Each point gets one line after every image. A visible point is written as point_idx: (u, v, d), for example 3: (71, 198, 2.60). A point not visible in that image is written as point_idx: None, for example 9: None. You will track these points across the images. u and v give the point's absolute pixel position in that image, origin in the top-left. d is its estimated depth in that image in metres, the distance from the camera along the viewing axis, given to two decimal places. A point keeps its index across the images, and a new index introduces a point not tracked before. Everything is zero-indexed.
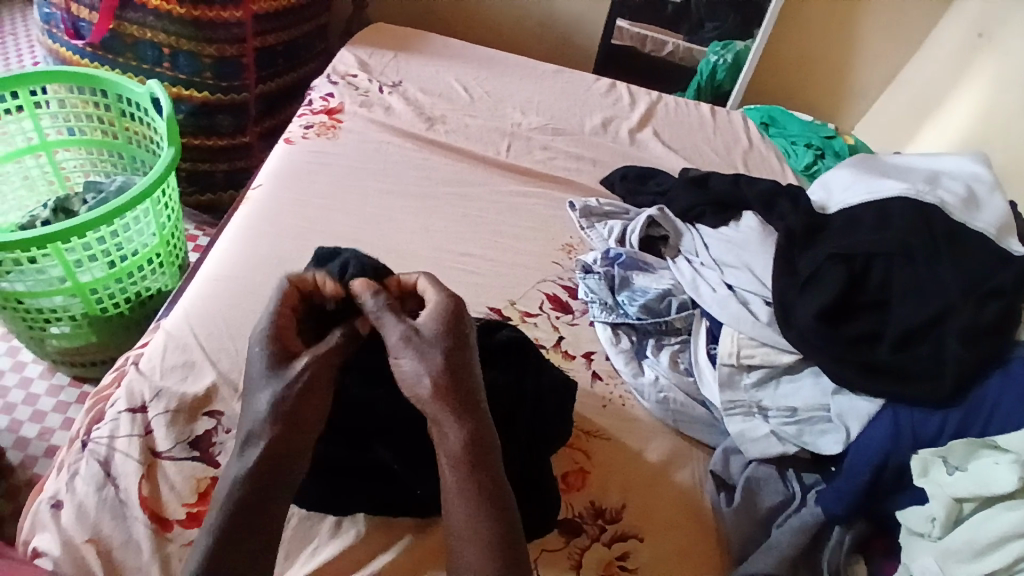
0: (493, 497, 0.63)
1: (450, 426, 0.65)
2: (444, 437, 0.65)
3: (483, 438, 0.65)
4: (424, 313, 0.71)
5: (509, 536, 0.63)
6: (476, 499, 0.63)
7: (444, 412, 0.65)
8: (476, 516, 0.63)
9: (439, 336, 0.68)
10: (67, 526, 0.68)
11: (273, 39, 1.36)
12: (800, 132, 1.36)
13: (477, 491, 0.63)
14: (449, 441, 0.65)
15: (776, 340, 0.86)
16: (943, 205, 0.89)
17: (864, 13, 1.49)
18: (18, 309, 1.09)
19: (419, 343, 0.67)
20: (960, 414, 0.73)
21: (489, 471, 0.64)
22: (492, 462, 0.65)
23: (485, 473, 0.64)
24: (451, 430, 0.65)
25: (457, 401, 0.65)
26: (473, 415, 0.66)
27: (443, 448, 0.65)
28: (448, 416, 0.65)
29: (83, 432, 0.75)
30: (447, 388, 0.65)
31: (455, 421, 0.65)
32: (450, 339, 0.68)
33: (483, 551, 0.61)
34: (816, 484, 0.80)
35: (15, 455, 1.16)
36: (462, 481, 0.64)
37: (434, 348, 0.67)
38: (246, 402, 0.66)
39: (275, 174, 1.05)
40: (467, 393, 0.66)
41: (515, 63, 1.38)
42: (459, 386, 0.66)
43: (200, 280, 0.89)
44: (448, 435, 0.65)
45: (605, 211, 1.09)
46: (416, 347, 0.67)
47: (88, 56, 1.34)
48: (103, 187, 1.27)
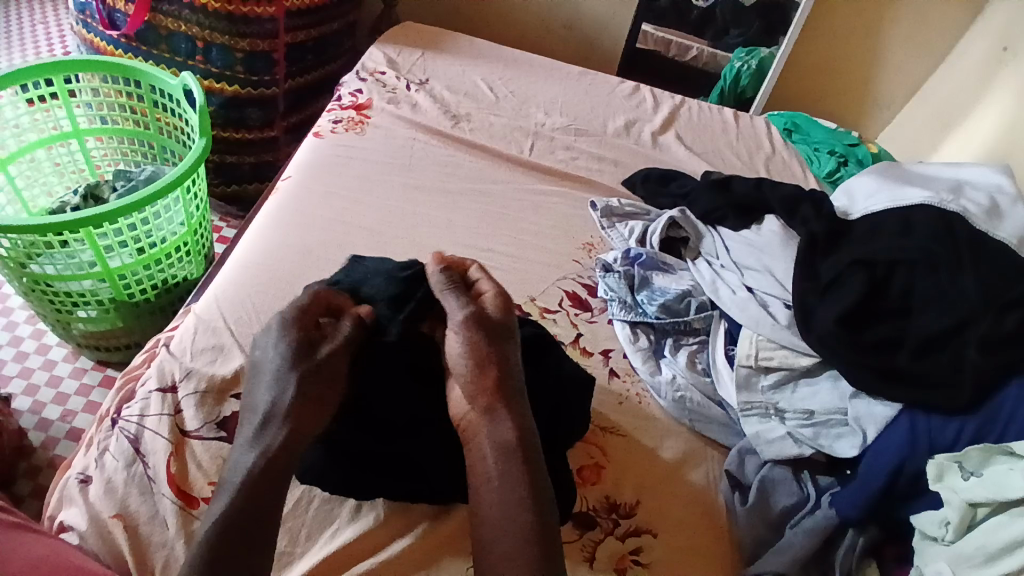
0: (536, 485, 0.67)
1: (503, 419, 0.71)
2: (495, 428, 0.71)
3: (530, 434, 0.71)
4: (488, 300, 0.82)
5: (549, 528, 0.65)
6: (523, 487, 0.66)
7: (498, 404, 0.72)
8: (520, 502, 0.65)
9: (496, 327, 0.79)
10: (95, 501, 0.70)
11: (304, 35, 1.39)
12: (823, 139, 1.36)
13: (521, 478, 0.67)
14: (499, 433, 0.70)
15: (795, 343, 0.86)
16: (965, 213, 0.89)
17: (890, 22, 1.48)
18: (49, 292, 1.12)
19: (486, 325, 0.78)
20: (977, 422, 0.74)
21: (532, 462, 0.68)
22: (537, 456, 0.69)
23: (529, 464, 0.68)
24: (504, 421, 0.71)
25: (512, 397, 0.73)
26: (517, 410, 0.72)
27: (492, 438, 0.70)
28: (501, 409, 0.72)
29: (113, 411, 0.78)
30: (504, 380, 0.74)
31: (503, 414, 0.71)
32: (503, 340, 0.78)
33: (522, 534, 0.63)
34: (830, 487, 0.79)
35: (38, 435, 1.19)
36: (508, 471, 0.67)
37: (492, 337, 0.77)
38: (252, 388, 0.73)
39: (303, 166, 1.08)
40: (515, 392, 0.74)
41: (540, 64, 1.39)
42: (509, 379, 0.75)
43: (230, 266, 0.91)
44: (501, 426, 0.71)
45: (626, 212, 1.10)
46: (482, 328, 0.78)
47: (124, 47, 1.38)
48: (132, 176, 1.30)
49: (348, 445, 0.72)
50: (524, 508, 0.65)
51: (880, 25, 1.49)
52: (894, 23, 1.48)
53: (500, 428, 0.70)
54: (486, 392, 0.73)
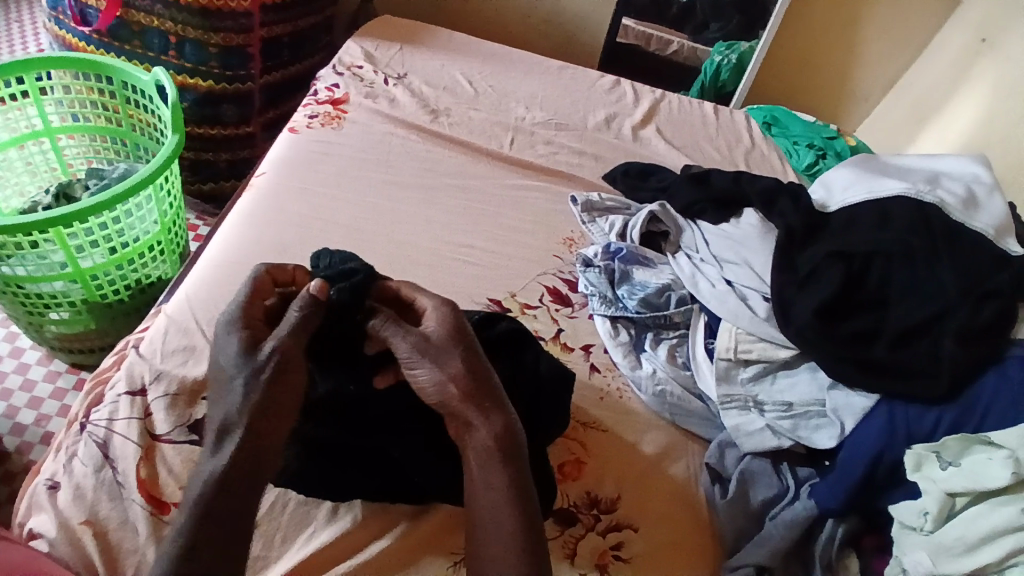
0: (520, 490, 0.64)
1: (479, 424, 0.67)
2: (475, 433, 0.67)
3: (515, 435, 0.67)
4: (429, 322, 0.73)
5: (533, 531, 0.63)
6: (505, 491, 0.64)
7: (474, 413, 0.67)
8: (502, 505, 0.64)
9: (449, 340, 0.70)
10: (63, 508, 0.68)
11: (280, 29, 1.37)
12: (802, 132, 1.37)
13: (504, 481, 0.65)
14: (478, 438, 0.67)
15: (774, 336, 0.86)
16: (941, 204, 0.89)
17: (868, 16, 1.49)
18: (18, 294, 1.09)
19: (431, 349, 0.69)
20: (954, 413, 0.74)
21: (516, 465, 0.66)
22: (520, 459, 0.66)
23: (512, 470, 0.65)
24: (482, 425, 0.67)
25: (484, 404, 0.68)
26: (500, 415, 0.68)
27: (472, 442, 0.67)
28: (477, 417, 0.67)
29: (82, 415, 0.76)
30: (472, 390, 0.68)
31: (485, 421, 0.67)
32: (463, 350, 0.70)
33: (505, 538, 0.62)
34: (810, 477, 0.80)
35: (12, 440, 1.16)
36: (489, 475, 0.65)
37: (450, 352, 0.69)
38: (216, 399, 0.65)
39: (279, 163, 1.06)
40: (490, 399, 0.68)
41: (521, 58, 1.38)
42: (480, 389, 0.68)
43: (203, 265, 0.90)
44: (479, 431, 0.67)
45: (606, 206, 1.10)
46: (430, 354, 0.69)
47: (95, 43, 1.35)
48: (105, 174, 1.27)
49: (321, 441, 0.70)
50: (506, 512, 0.63)
51: (857, 19, 1.50)
52: (871, 17, 1.49)
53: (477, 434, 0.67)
54: (466, 400, 0.68)
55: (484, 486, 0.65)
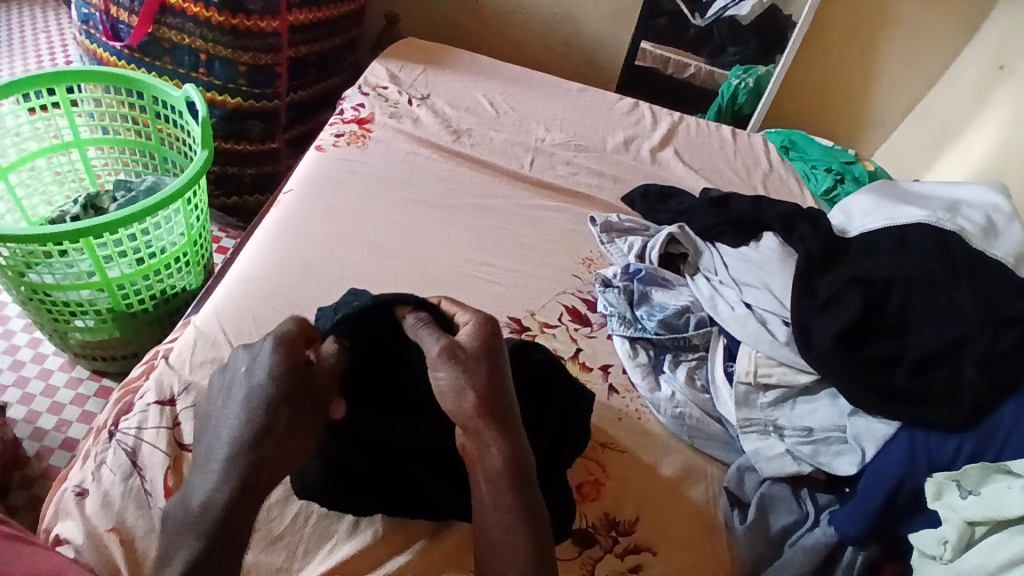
0: (528, 511, 0.63)
1: (492, 444, 0.66)
2: (484, 456, 0.65)
3: (523, 452, 0.66)
4: (465, 331, 0.72)
5: (540, 555, 0.62)
6: (511, 515, 0.63)
7: (488, 429, 0.66)
8: (511, 537, 0.62)
9: (479, 351, 0.70)
10: (91, 515, 0.69)
11: (307, 50, 1.40)
12: (820, 157, 1.38)
13: (513, 506, 0.63)
14: (492, 460, 0.65)
15: (795, 360, 0.86)
16: (961, 232, 0.89)
17: (884, 43, 1.51)
18: (45, 301, 1.12)
19: (461, 357, 0.68)
20: (975, 440, 0.74)
21: (526, 486, 0.65)
22: (531, 480, 0.65)
23: (520, 493, 0.64)
24: (494, 446, 0.65)
25: (497, 419, 0.66)
26: (511, 432, 0.66)
27: (484, 461, 0.65)
28: (491, 434, 0.66)
29: (110, 423, 0.77)
30: (486, 406, 0.66)
31: (498, 439, 0.65)
32: (489, 358, 0.69)
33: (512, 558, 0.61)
34: (830, 504, 0.79)
35: (32, 445, 1.18)
36: (497, 496, 0.64)
37: (475, 363, 0.68)
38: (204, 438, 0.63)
39: (306, 179, 1.08)
40: (507, 416, 0.67)
41: (541, 81, 1.41)
42: (497, 402, 0.67)
43: (230, 279, 0.92)
44: (491, 450, 0.65)
45: (625, 227, 1.11)
46: (459, 362, 0.68)
47: (125, 58, 1.39)
48: (133, 186, 1.30)
49: (343, 464, 0.70)
50: (516, 537, 0.62)
51: (875, 45, 1.51)
52: (888, 44, 1.50)
53: (485, 455, 0.65)
54: (476, 416, 0.66)
55: (500, 516, 0.63)
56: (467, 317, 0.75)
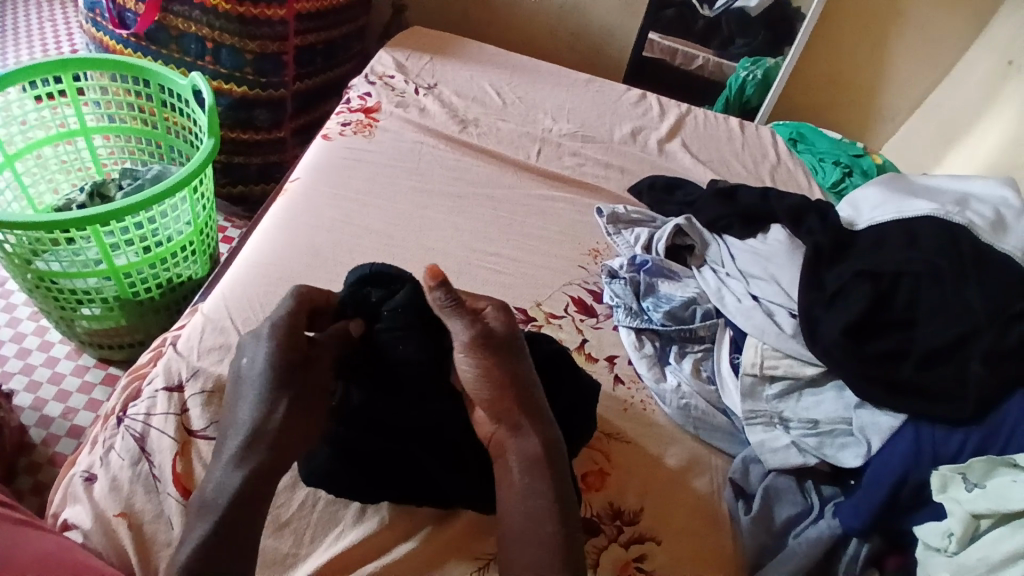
0: (559, 499, 0.64)
1: (528, 431, 0.68)
2: (518, 446, 0.67)
3: (555, 444, 0.68)
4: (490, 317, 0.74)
5: (569, 540, 0.62)
6: (545, 502, 0.64)
7: (523, 418, 0.68)
8: (542, 522, 0.63)
9: (503, 343, 0.72)
10: (99, 500, 0.70)
11: (314, 38, 1.40)
12: (828, 150, 1.37)
13: (545, 494, 0.65)
14: (527, 448, 0.67)
15: (801, 353, 0.86)
16: (970, 225, 0.89)
17: (894, 36, 1.49)
18: (52, 288, 1.12)
19: (492, 343, 0.71)
20: (981, 434, 0.74)
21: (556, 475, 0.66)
22: (561, 468, 0.67)
23: (554, 480, 0.65)
24: (529, 434, 0.68)
25: (529, 409, 0.69)
26: (540, 423, 0.69)
27: (519, 449, 0.67)
28: (526, 423, 0.68)
29: (118, 409, 0.77)
30: (515, 395, 0.69)
31: (527, 430, 0.68)
32: (512, 354, 0.72)
33: (545, 545, 0.61)
34: (834, 496, 0.80)
35: (39, 432, 1.19)
36: (531, 484, 0.65)
37: (504, 356, 0.71)
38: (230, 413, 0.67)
39: (313, 168, 1.08)
40: (540, 406, 0.70)
41: (548, 71, 1.40)
42: (526, 395, 0.70)
43: (238, 266, 0.92)
44: (527, 438, 0.67)
45: (632, 219, 1.10)
46: (490, 347, 0.71)
47: (132, 46, 1.38)
48: (139, 174, 1.30)
49: (354, 447, 0.70)
50: (542, 522, 0.63)
51: (885, 37, 1.50)
52: (899, 36, 1.49)
53: (518, 445, 0.67)
54: (511, 410, 0.69)
55: (531, 504, 0.64)
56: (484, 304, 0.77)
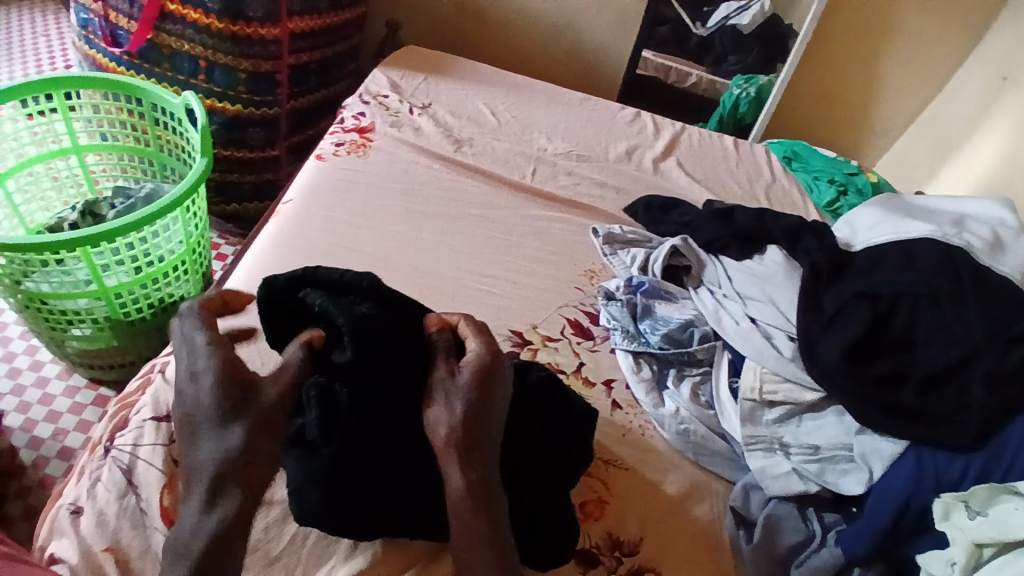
0: (492, 541, 0.62)
1: (450, 468, 0.65)
2: (446, 485, 0.65)
3: (493, 477, 0.66)
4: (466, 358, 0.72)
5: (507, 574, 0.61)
6: (476, 543, 0.62)
7: (449, 458, 0.66)
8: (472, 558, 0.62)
9: (469, 386, 0.69)
10: (86, 535, 0.68)
11: (308, 57, 1.39)
12: (823, 168, 1.37)
13: (476, 532, 0.63)
14: (453, 482, 0.65)
15: (801, 377, 0.85)
16: (968, 247, 0.88)
17: (886, 55, 1.50)
18: (41, 310, 1.10)
19: (452, 387, 0.69)
20: (983, 459, 0.73)
21: (490, 512, 0.64)
22: (496, 506, 0.65)
23: (483, 516, 0.63)
24: (451, 473, 0.65)
25: (463, 449, 0.66)
26: (480, 456, 0.66)
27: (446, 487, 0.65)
28: (450, 462, 0.65)
29: (106, 438, 0.75)
30: (453, 435, 0.66)
31: (458, 466, 0.65)
32: (477, 394, 0.68)
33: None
34: (836, 524, 0.78)
35: (28, 454, 1.16)
36: (460, 527, 0.63)
37: (457, 397, 0.68)
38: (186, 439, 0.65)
39: (307, 189, 1.07)
40: (479, 439, 0.67)
41: (542, 90, 1.40)
42: (476, 430, 0.67)
43: (228, 290, 0.90)
44: (451, 475, 0.65)
45: (628, 239, 1.10)
46: (449, 392, 0.69)
47: (125, 64, 1.37)
48: (131, 193, 1.29)
49: (340, 485, 0.67)
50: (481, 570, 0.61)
51: (876, 55, 1.51)
52: (892, 55, 1.50)
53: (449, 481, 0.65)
54: (448, 447, 0.66)
55: (466, 542, 0.63)
56: (474, 345, 0.73)
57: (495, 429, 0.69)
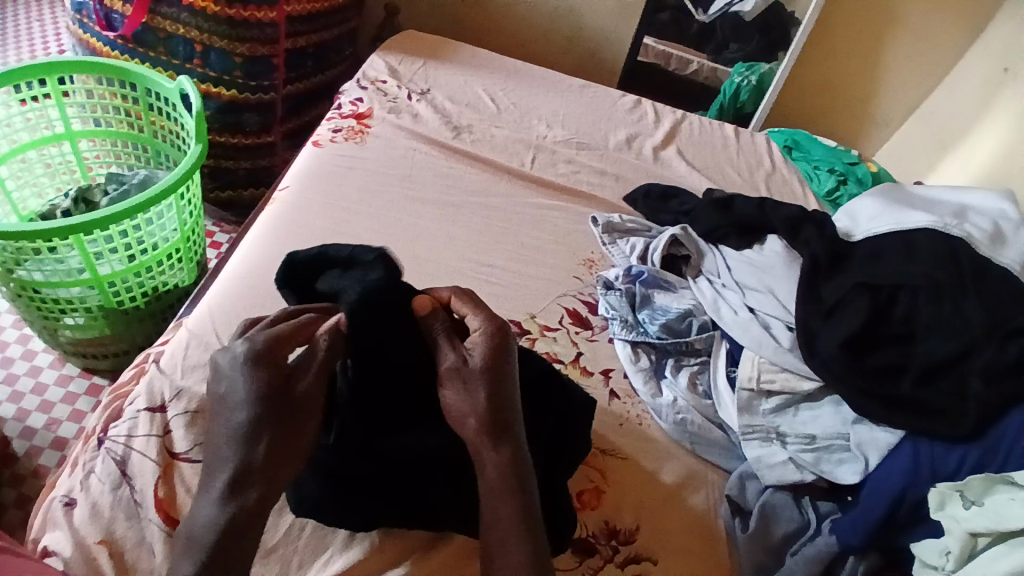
0: (529, 522, 0.63)
1: (486, 456, 0.65)
2: (482, 470, 0.65)
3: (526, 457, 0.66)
4: (473, 339, 0.70)
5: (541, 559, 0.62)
6: (517, 529, 0.62)
7: (483, 444, 0.66)
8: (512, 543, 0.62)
9: (484, 370, 0.68)
10: (79, 526, 0.68)
11: (305, 41, 1.37)
12: (823, 157, 1.36)
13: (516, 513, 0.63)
14: (489, 468, 0.65)
15: (798, 367, 0.85)
16: (968, 238, 0.88)
17: (889, 44, 1.49)
18: (34, 298, 1.09)
19: (466, 374, 0.68)
20: (979, 451, 0.73)
21: (525, 493, 0.64)
22: (530, 491, 0.65)
23: (520, 501, 0.63)
24: (488, 459, 0.65)
25: (497, 434, 0.66)
26: (511, 438, 0.66)
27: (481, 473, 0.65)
28: (485, 448, 0.66)
29: (99, 431, 0.76)
30: (484, 421, 0.66)
31: (490, 449, 0.65)
32: (494, 376, 0.67)
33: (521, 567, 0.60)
34: (831, 512, 0.78)
35: (21, 444, 1.16)
36: (497, 513, 0.63)
37: (477, 383, 0.67)
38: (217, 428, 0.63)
39: (303, 175, 1.06)
40: (508, 424, 0.67)
41: (542, 76, 1.39)
42: (503, 413, 0.67)
43: (225, 278, 0.90)
44: (486, 462, 0.65)
45: (627, 228, 1.09)
46: (464, 379, 0.68)
47: (119, 47, 1.35)
48: (125, 179, 1.27)
49: (342, 474, 0.68)
50: (515, 553, 0.61)
51: (878, 45, 1.49)
52: (894, 43, 1.48)
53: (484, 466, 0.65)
54: (478, 433, 0.66)
55: (505, 523, 0.63)
56: (478, 322, 0.71)
57: (517, 411, 0.68)
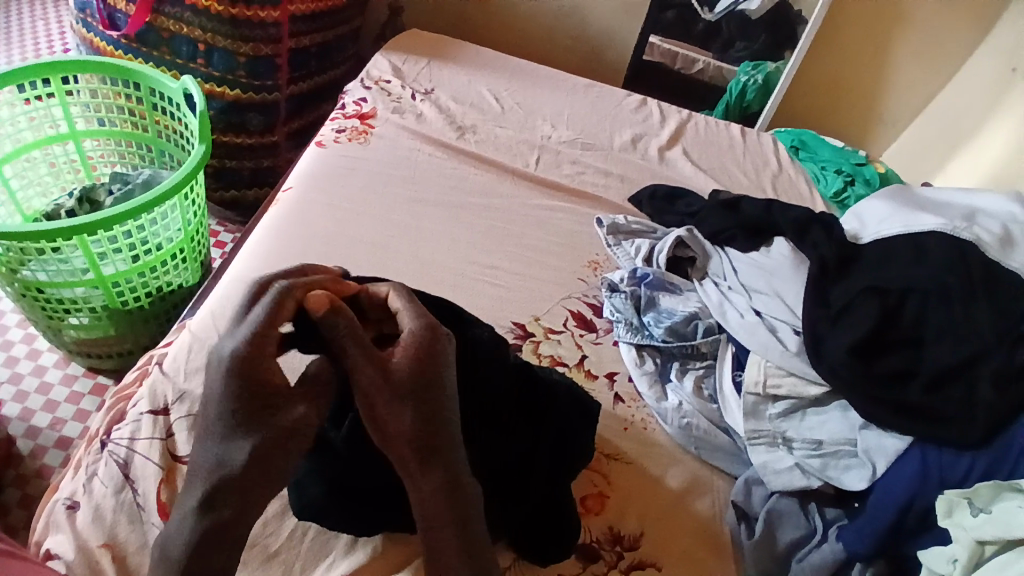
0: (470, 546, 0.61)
1: (414, 479, 0.62)
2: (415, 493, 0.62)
3: (459, 479, 0.62)
4: (399, 344, 0.64)
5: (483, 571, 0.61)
6: (451, 542, 0.61)
7: (409, 462, 0.61)
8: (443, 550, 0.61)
9: (405, 384, 0.62)
10: (81, 530, 0.68)
11: (308, 40, 1.37)
12: (831, 158, 1.34)
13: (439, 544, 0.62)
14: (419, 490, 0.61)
15: (806, 372, 0.84)
16: (978, 242, 0.86)
17: (897, 42, 1.47)
18: (38, 298, 1.09)
19: (387, 387, 0.62)
20: (988, 458, 0.72)
21: (460, 517, 0.61)
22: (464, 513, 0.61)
23: (454, 526, 0.61)
24: (415, 481, 0.61)
25: (423, 457, 0.61)
26: (441, 462, 0.62)
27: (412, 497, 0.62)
28: (411, 467, 0.62)
29: (102, 433, 0.75)
30: (405, 440, 0.61)
31: (418, 472, 0.61)
32: (417, 392, 0.62)
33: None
34: (838, 519, 0.78)
35: (26, 443, 1.16)
36: (431, 532, 0.61)
37: (394, 398, 0.61)
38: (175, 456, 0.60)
39: (306, 176, 1.06)
40: (439, 445, 0.62)
41: (547, 76, 1.38)
42: (429, 436, 0.62)
43: (228, 280, 0.89)
44: (415, 486, 0.61)
45: (632, 230, 1.08)
46: (386, 390, 0.62)
47: (122, 47, 1.35)
48: (129, 179, 1.27)
49: (348, 483, 0.67)
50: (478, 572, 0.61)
51: (885, 44, 1.48)
52: (903, 42, 1.47)
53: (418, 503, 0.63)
54: (403, 455, 0.61)
55: (436, 541, 0.61)
56: (408, 324, 0.66)
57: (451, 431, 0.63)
